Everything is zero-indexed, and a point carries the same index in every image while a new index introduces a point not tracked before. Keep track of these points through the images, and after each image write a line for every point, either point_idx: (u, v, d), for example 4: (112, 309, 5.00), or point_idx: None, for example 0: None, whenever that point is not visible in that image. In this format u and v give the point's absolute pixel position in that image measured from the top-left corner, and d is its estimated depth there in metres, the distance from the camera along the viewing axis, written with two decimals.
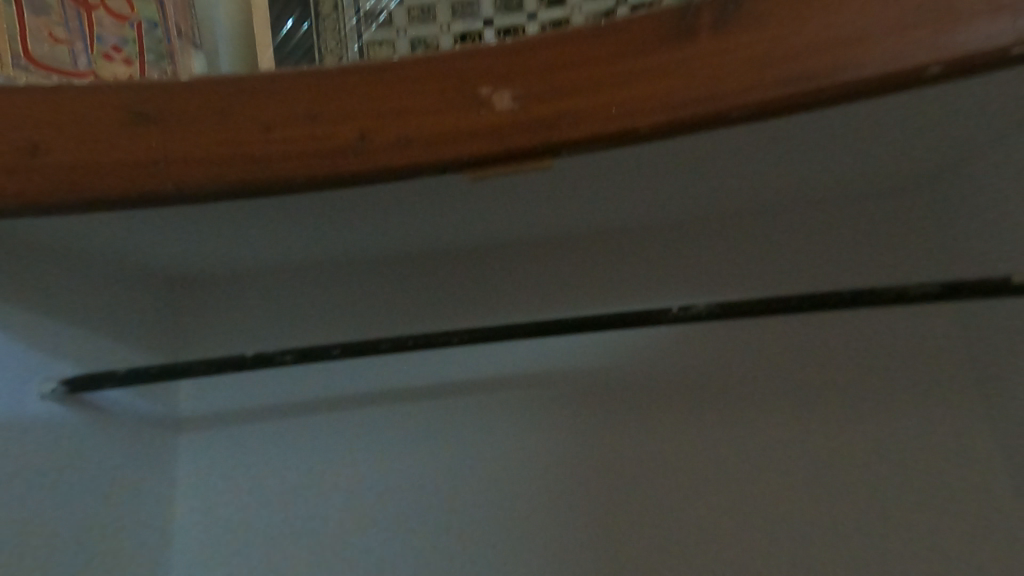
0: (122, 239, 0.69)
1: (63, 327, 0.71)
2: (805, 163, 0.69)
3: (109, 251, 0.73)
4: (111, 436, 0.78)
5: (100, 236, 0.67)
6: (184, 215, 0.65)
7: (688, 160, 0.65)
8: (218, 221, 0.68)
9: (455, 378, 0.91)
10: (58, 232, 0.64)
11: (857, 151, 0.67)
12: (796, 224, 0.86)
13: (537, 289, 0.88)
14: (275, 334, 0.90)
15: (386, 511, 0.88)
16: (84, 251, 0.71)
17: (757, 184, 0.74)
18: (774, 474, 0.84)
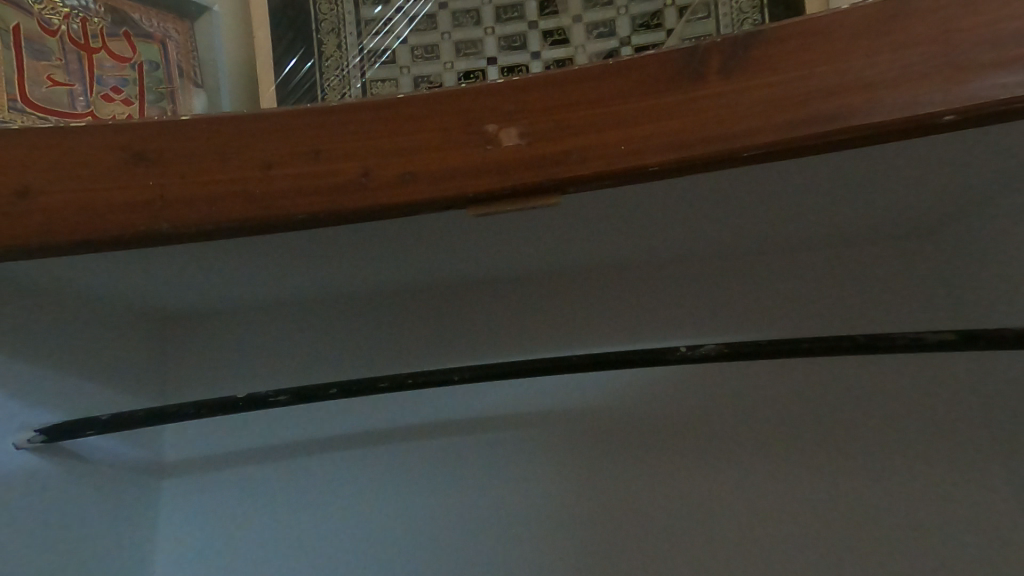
0: (116, 279, 0.68)
1: (44, 375, 0.68)
2: (811, 204, 0.68)
3: (97, 292, 0.70)
4: (90, 488, 0.73)
5: (93, 278, 0.66)
6: (179, 255, 0.64)
7: (696, 196, 0.63)
8: (211, 260, 0.66)
9: (456, 420, 0.87)
10: (46, 272, 0.62)
11: (861, 199, 0.67)
12: (797, 260, 0.85)
13: (540, 328, 0.86)
14: (269, 375, 0.86)
15: (379, 566, 0.83)
16: (75, 293, 0.69)
17: (760, 224, 0.73)
18: (782, 524, 0.81)
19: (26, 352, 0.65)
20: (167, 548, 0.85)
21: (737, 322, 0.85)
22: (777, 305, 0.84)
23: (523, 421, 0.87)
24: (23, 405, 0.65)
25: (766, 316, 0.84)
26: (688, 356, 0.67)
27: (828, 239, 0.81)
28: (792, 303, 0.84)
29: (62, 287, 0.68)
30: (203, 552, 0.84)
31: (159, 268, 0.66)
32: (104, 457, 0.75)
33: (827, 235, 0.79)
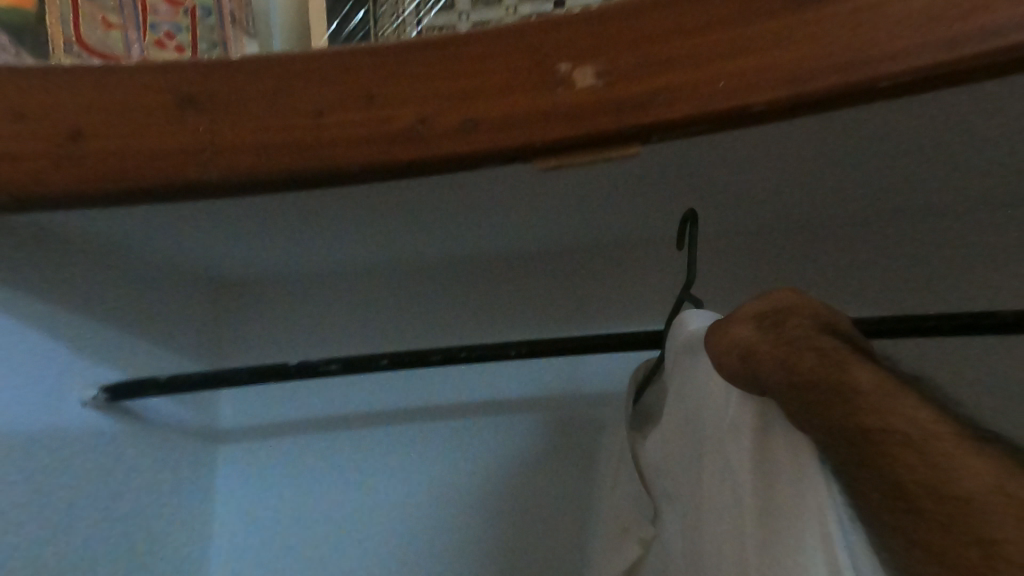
0: (173, 238, 0.66)
1: (105, 335, 0.68)
2: (944, 157, 0.57)
3: (153, 251, 0.69)
4: (148, 448, 0.73)
5: (150, 235, 0.65)
6: (232, 213, 0.61)
7: (805, 144, 0.54)
8: (266, 219, 0.63)
9: (511, 398, 0.82)
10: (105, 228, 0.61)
11: (1010, 151, 0.55)
12: (906, 230, 0.74)
13: (603, 303, 0.79)
14: (320, 343, 0.84)
15: (428, 543, 0.80)
16: (133, 251, 0.69)
17: (872, 181, 0.63)
18: None
19: (87, 310, 0.65)
20: (224, 513, 0.85)
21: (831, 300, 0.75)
22: (878, 281, 0.74)
23: (582, 404, 0.80)
24: (86, 363, 0.65)
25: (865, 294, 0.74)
26: None
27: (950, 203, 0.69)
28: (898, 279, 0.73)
29: (120, 246, 0.67)
30: (257, 517, 0.84)
31: (215, 227, 0.64)
32: (160, 419, 0.75)
33: (953, 196, 0.67)
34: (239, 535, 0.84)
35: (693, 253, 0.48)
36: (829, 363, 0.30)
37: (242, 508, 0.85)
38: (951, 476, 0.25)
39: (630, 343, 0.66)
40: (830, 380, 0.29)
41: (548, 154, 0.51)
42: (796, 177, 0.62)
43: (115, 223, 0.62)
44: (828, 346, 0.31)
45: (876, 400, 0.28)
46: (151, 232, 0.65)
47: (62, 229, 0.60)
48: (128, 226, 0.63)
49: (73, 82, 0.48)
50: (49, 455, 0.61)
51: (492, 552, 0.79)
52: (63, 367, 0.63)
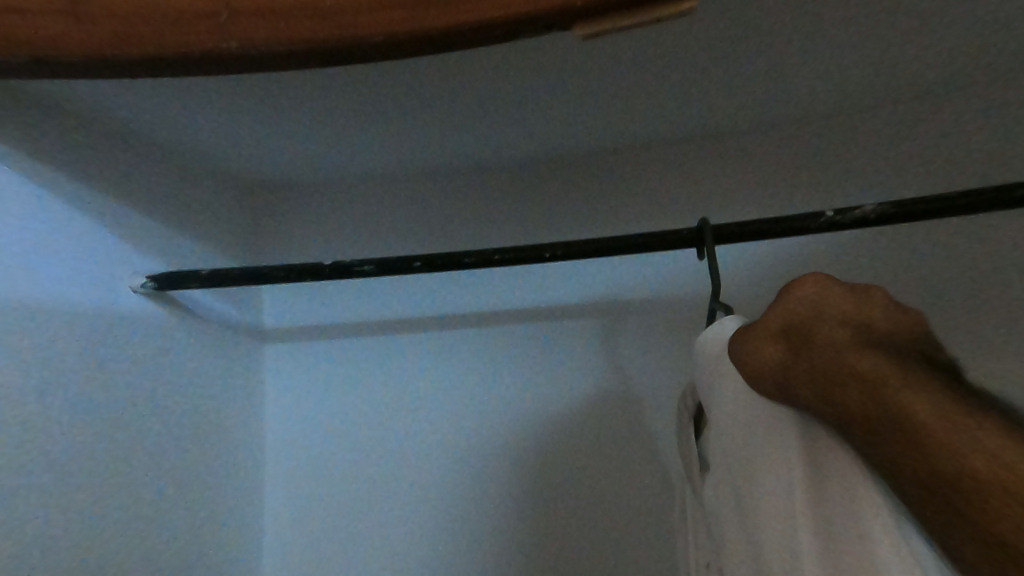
0: (203, 115, 0.65)
1: (145, 220, 0.69)
2: None
3: (186, 133, 0.69)
4: (196, 334, 0.74)
5: (181, 109, 0.64)
6: (259, 84, 0.59)
7: None
8: (284, 94, 0.62)
9: (544, 303, 0.81)
10: (136, 99, 0.61)
11: None
12: (979, 103, 0.66)
13: (642, 200, 0.75)
14: (353, 246, 0.84)
15: (465, 442, 0.80)
16: (166, 133, 0.68)
17: (956, 26, 0.56)
18: None
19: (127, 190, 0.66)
20: (270, 415, 0.86)
21: (895, 191, 0.68)
22: (951, 165, 0.66)
23: (616, 306, 0.79)
24: (129, 252, 0.66)
25: (934, 179, 0.66)
26: (844, 224, 0.51)
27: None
28: (971, 161, 0.66)
29: (153, 127, 0.67)
30: (300, 416, 0.85)
31: (235, 104, 0.64)
32: (205, 310, 0.76)
33: None
34: (283, 437, 0.85)
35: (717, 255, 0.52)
36: (872, 391, 0.29)
37: (286, 407, 0.85)
38: (1007, 512, 0.25)
39: (671, 242, 0.62)
40: (859, 400, 0.30)
41: (591, 21, 0.44)
42: (859, 27, 0.55)
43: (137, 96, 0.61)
44: (868, 369, 0.30)
45: (929, 431, 0.27)
46: (181, 108, 0.64)
47: (95, 100, 0.60)
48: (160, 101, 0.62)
49: None
50: (109, 337, 0.63)
51: (537, 451, 0.78)
52: (109, 255, 0.64)
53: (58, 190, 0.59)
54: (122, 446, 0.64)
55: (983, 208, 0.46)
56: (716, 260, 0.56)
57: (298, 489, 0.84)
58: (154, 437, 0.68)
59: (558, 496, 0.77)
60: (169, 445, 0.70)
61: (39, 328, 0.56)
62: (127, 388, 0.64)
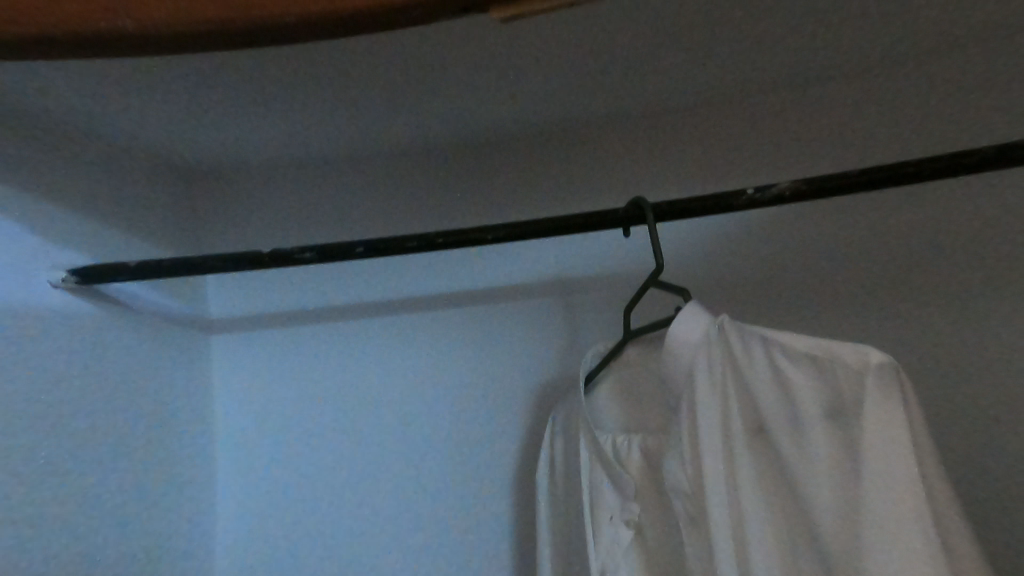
0: (120, 99, 0.62)
1: (66, 211, 0.65)
2: None
3: (104, 118, 0.66)
4: (131, 326, 0.72)
5: (96, 93, 0.61)
6: (176, 67, 0.57)
7: None
8: (204, 74, 0.59)
9: (493, 286, 0.82)
10: (46, 83, 0.57)
11: None
12: (901, 81, 0.69)
13: (582, 180, 0.76)
14: (293, 230, 0.82)
15: (416, 422, 0.81)
16: (83, 118, 0.65)
17: (860, 8, 0.58)
18: None
19: (44, 180, 0.63)
20: (223, 407, 0.85)
21: (824, 168, 0.70)
22: (866, 141, 0.69)
23: (566, 286, 0.80)
24: (48, 244, 0.63)
25: (858, 155, 0.69)
26: (762, 201, 0.52)
27: (938, 40, 0.65)
28: (893, 137, 0.69)
29: (68, 113, 0.64)
30: (251, 405, 0.85)
31: (154, 86, 0.61)
32: (141, 302, 0.74)
33: (940, 29, 0.63)
34: (239, 428, 0.84)
35: (656, 246, 0.54)
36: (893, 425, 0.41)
37: (235, 397, 0.85)
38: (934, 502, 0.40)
39: (606, 224, 0.63)
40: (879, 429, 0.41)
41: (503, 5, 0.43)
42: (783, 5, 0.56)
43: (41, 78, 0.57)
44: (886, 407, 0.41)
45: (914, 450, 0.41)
46: (97, 93, 0.61)
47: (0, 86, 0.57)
48: (73, 85, 0.59)
49: None
50: (30, 335, 0.60)
51: (491, 432, 0.79)
52: (28, 249, 0.61)
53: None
54: (51, 445, 0.62)
55: (891, 180, 0.48)
56: (657, 239, 0.56)
57: (251, 476, 0.84)
58: (90, 436, 0.66)
59: (509, 471, 0.78)
60: (108, 442, 0.68)
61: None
62: (54, 384, 0.62)
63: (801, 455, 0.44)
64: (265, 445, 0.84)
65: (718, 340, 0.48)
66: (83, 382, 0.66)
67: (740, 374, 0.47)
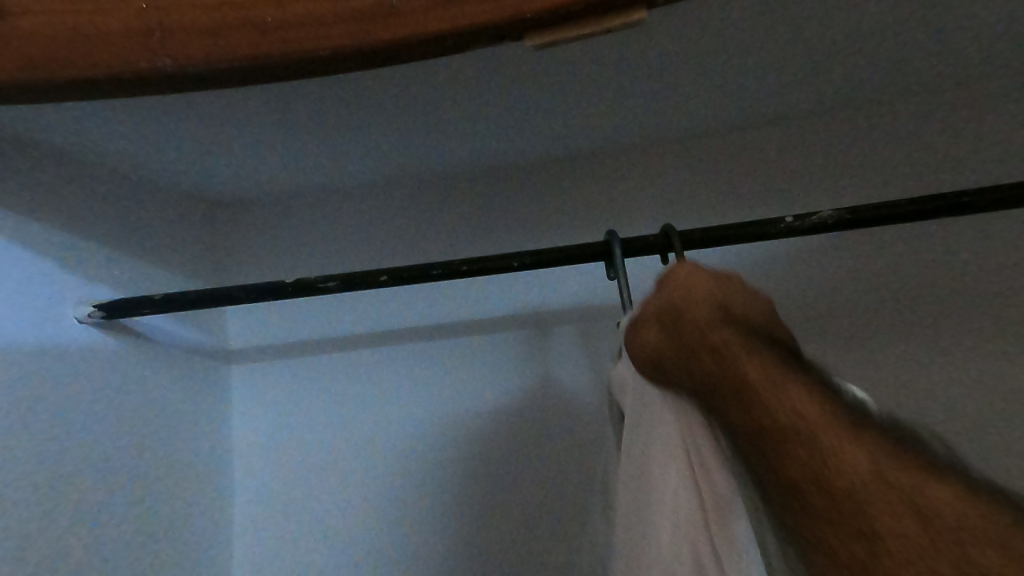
0: (150, 135, 0.63)
1: (95, 246, 0.65)
2: None
3: (134, 153, 0.66)
4: (155, 360, 0.71)
5: (127, 129, 0.61)
6: (210, 102, 0.57)
7: None
8: (232, 107, 0.59)
9: (517, 312, 0.80)
10: (79, 121, 0.58)
11: None
12: (927, 108, 0.69)
13: (606, 205, 0.75)
14: (316, 258, 0.82)
15: (439, 453, 0.79)
16: (113, 154, 0.65)
17: (897, 36, 0.57)
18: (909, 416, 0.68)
19: (75, 215, 0.63)
20: (241, 441, 0.83)
21: (855, 192, 0.69)
22: (899, 165, 0.68)
23: (588, 313, 0.78)
24: (74, 279, 0.62)
25: (891, 179, 0.68)
26: (801, 229, 0.50)
27: (971, 66, 0.64)
28: (920, 164, 0.68)
29: (99, 150, 0.64)
30: (269, 437, 0.83)
31: (184, 120, 0.61)
32: (163, 335, 0.73)
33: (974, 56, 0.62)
34: (258, 460, 0.83)
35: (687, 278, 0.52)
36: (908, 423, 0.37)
37: (254, 427, 0.83)
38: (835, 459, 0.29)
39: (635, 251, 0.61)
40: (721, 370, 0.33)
41: (540, 34, 0.42)
42: (819, 34, 0.55)
43: (71, 111, 0.56)
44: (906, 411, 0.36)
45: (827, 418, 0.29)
46: (129, 130, 0.61)
47: (33, 126, 0.57)
48: (106, 122, 0.59)
49: None
50: (53, 371, 0.59)
51: (511, 469, 0.77)
52: (56, 287, 0.60)
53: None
54: (75, 487, 0.60)
55: (942, 210, 0.46)
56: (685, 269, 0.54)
57: (269, 511, 0.81)
58: (112, 476, 0.64)
59: (537, 505, 0.75)
60: (130, 481, 0.66)
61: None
62: (83, 422, 0.61)
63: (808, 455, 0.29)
64: (284, 477, 0.82)
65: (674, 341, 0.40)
66: (111, 418, 0.65)
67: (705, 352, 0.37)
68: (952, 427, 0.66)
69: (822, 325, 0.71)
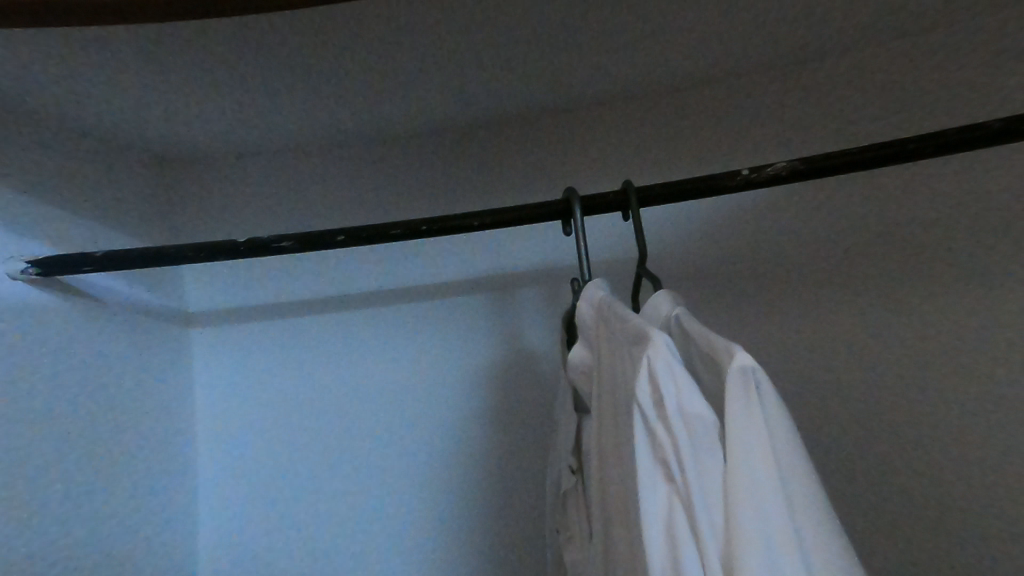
0: (82, 81, 0.59)
1: (32, 202, 0.62)
2: None
3: (69, 102, 0.62)
4: (104, 323, 0.69)
5: (57, 74, 0.57)
6: (142, 46, 0.54)
7: None
8: (166, 48, 0.55)
9: (480, 275, 0.79)
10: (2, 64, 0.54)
11: None
12: (902, 61, 0.67)
13: (570, 164, 0.73)
14: (273, 218, 0.79)
15: (400, 416, 0.78)
16: (48, 103, 0.62)
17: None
18: (863, 378, 0.68)
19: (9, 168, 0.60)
20: (205, 406, 0.82)
21: (822, 150, 0.68)
22: (865, 124, 0.67)
23: (553, 276, 0.77)
24: (14, 236, 0.60)
25: (855, 139, 0.67)
26: (756, 182, 0.49)
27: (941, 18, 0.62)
28: (889, 121, 0.67)
29: (31, 98, 0.60)
30: (230, 402, 0.82)
31: (114, 63, 0.56)
32: (113, 296, 0.70)
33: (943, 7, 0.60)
34: (220, 425, 0.82)
35: (640, 234, 0.51)
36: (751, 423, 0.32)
37: (214, 392, 0.82)
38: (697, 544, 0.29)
39: (593, 209, 0.60)
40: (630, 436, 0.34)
41: None
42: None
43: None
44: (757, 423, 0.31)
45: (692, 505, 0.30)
46: (59, 75, 0.58)
47: None
48: (34, 67, 0.56)
49: None
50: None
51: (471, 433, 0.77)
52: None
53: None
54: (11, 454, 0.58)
55: (895, 159, 0.45)
56: (641, 227, 0.53)
57: (234, 475, 0.81)
58: (56, 443, 0.62)
59: (499, 467, 0.76)
60: (79, 448, 0.65)
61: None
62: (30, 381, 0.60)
63: (755, 504, 0.29)
64: (246, 442, 0.81)
65: (677, 332, 0.40)
66: (56, 381, 0.63)
67: (696, 354, 0.37)
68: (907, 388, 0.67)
69: (783, 288, 0.71)
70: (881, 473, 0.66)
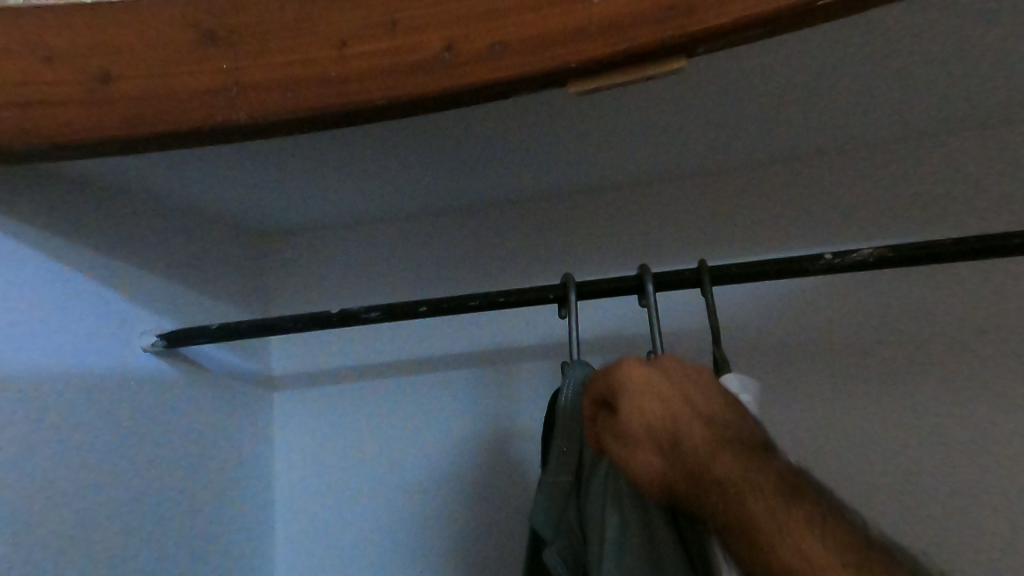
0: (211, 177, 0.67)
1: (158, 281, 0.69)
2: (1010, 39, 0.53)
3: (196, 194, 0.71)
4: (207, 392, 0.74)
5: (193, 174, 0.66)
6: (269, 148, 0.62)
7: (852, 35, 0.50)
8: (288, 150, 0.62)
9: (551, 343, 0.80)
10: (151, 169, 0.62)
11: None
12: (965, 142, 0.69)
13: (637, 236, 0.77)
14: (357, 287, 0.86)
15: (473, 481, 0.79)
16: (176, 195, 0.70)
17: (930, 83, 0.58)
18: (950, 451, 0.67)
19: (142, 254, 0.67)
20: (282, 465, 0.86)
21: (890, 226, 0.69)
22: (933, 200, 0.69)
23: (622, 343, 0.79)
24: (144, 312, 0.67)
25: (925, 214, 0.69)
26: (843, 266, 0.51)
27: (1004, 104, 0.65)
28: (958, 198, 0.68)
29: (166, 192, 0.69)
30: (308, 462, 0.85)
31: (244, 161, 0.64)
32: (215, 364, 0.76)
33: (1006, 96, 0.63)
34: (297, 485, 0.85)
35: (714, 318, 0.53)
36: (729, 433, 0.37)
37: (293, 452, 0.86)
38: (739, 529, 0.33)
39: (668, 286, 0.61)
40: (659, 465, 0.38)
41: (583, 80, 0.44)
42: (864, 75, 0.56)
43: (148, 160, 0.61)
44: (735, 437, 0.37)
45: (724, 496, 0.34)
46: (193, 174, 0.66)
47: (110, 174, 0.62)
48: (176, 168, 0.64)
49: (108, 31, 0.47)
50: (123, 401, 0.63)
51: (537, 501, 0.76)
52: (121, 322, 0.64)
53: (58, 253, 0.57)
54: (129, 521, 0.62)
55: (987, 251, 0.47)
56: (716, 308, 0.55)
57: (311, 535, 0.83)
58: (160, 508, 0.66)
59: None
60: (178, 513, 0.68)
61: (38, 404, 0.54)
62: (151, 447, 0.65)
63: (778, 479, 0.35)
64: (322, 501, 0.84)
65: None
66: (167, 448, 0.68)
67: None
68: (998, 463, 0.66)
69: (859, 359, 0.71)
70: (965, 554, 0.65)
